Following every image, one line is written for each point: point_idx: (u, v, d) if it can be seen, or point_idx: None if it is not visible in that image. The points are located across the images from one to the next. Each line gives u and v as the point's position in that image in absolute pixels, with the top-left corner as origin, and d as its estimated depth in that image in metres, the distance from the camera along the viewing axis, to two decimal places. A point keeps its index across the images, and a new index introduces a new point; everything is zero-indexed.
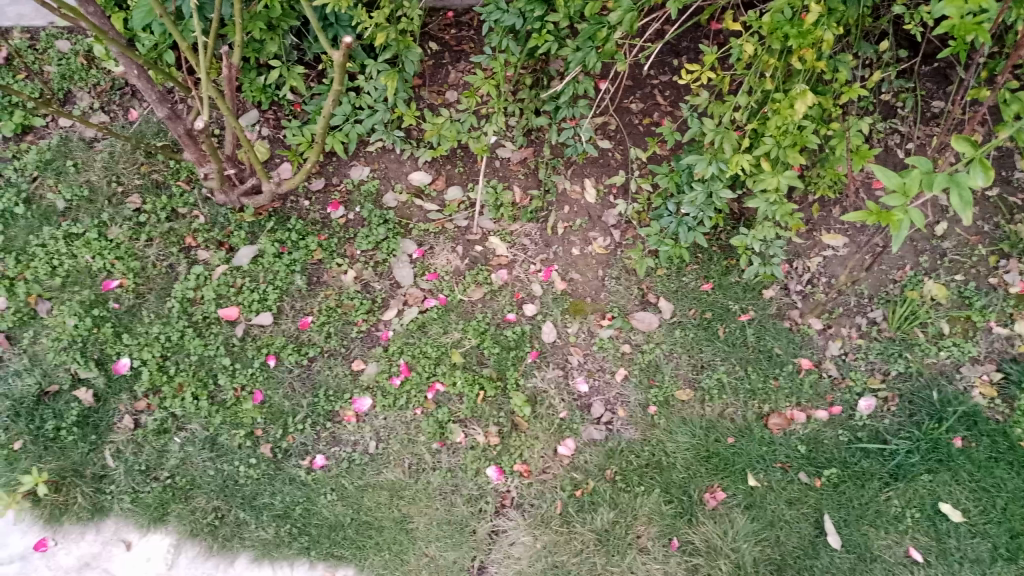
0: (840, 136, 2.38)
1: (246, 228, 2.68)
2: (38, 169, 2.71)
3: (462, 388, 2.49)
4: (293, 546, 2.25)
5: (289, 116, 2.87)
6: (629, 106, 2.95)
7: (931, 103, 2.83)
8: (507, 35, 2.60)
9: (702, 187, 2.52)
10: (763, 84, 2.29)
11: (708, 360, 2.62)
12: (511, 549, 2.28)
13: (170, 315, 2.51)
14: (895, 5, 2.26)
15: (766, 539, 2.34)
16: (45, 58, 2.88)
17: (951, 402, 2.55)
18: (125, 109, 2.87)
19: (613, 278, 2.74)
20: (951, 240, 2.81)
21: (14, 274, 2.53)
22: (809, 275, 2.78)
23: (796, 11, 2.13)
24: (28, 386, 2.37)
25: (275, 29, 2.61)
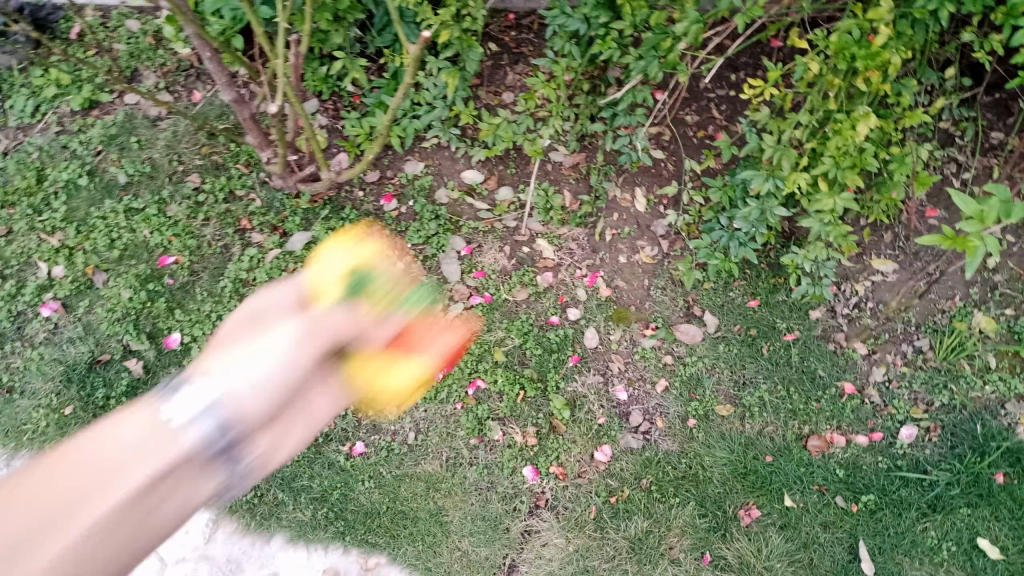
0: (900, 161, 2.30)
1: (300, 215, 2.70)
2: (102, 143, 2.77)
3: (502, 386, 2.50)
4: (330, 529, 2.28)
5: (348, 107, 2.90)
6: (684, 118, 2.94)
7: (991, 134, 2.78)
8: (569, 40, 2.59)
9: (756, 204, 2.51)
10: (826, 104, 2.26)
11: (750, 377, 2.60)
12: (544, 549, 2.29)
13: (221, 295, 2.55)
14: (966, 32, 2.20)
15: (799, 561, 2.33)
16: (115, 36, 2.94)
17: (995, 437, 2.52)
18: (189, 91, 2.89)
19: (658, 288, 2.74)
20: (1003, 272, 2.74)
21: (73, 244, 2.60)
22: (857, 298, 2.75)
23: (864, 33, 2.11)
24: (81, 353, 2.44)
25: (340, 20, 2.61)
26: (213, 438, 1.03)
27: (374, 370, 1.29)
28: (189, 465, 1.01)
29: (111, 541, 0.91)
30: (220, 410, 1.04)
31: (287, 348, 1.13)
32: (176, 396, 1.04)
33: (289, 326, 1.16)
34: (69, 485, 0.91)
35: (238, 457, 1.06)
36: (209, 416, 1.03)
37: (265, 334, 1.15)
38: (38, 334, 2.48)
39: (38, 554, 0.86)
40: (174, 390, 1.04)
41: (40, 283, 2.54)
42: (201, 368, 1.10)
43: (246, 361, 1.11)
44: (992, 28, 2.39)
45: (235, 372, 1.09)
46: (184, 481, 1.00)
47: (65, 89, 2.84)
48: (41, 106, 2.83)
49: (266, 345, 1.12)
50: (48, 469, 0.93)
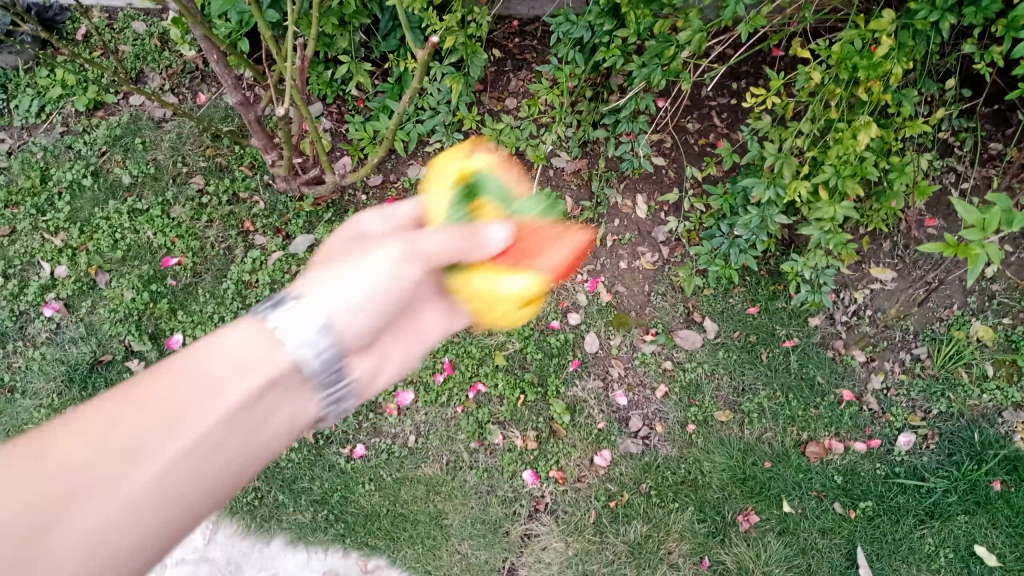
0: (899, 171, 2.32)
1: (303, 217, 2.70)
2: (107, 144, 2.78)
3: (503, 390, 2.50)
4: (329, 532, 2.29)
5: (353, 111, 2.92)
6: (686, 125, 2.95)
7: (990, 145, 2.80)
8: (573, 47, 2.60)
9: (756, 211, 2.49)
10: (827, 113, 2.27)
11: (749, 383, 2.62)
12: (543, 553, 2.31)
13: (224, 296, 2.56)
14: (967, 44, 2.22)
15: (797, 566, 2.35)
16: (121, 37, 2.95)
17: (992, 444, 2.53)
18: (194, 92, 2.91)
19: (659, 294, 2.75)
20: (1001, 281, 2.73)
21: (77, 244, 2.61)
22: (856, 306, 2.75)
23: (866, 43, 2.13)
24: (83, 353, 2.46)
25: (346, 25, 2.62)
26: (314, 361, 1.04)
27: (481, 280, 1.25)
28: (234, 427, 0.95)
29: (149, 517, 0.85)
30: (329, 332, 1.06)
31: (389, 271, 1.15)
32: (276, 317, 1.03)
33: (388, 248, 1.17)
34: (110, 449, 0.85)
35: (335, 381, 1.08)
36: (310, 342, 1.03)
37: (367, 255, 1.16)
38: (40, 334, 2.49)
39: (85, 510, 0.81)
40: (277, 309, 1.04)
41: (43, 283, 2.55)
42: (302, 285, 1.11)
43: (348, 282, 1.12)
44: (992, 40, 2.40)
45: (338, 293, 1.10)
46: (225, 444, 0.93)
47: (70, 90, 2.85)
48: (46, 107, 2.84)
49: (369, 267, 1.14)
50: (86, 422, 0.87)
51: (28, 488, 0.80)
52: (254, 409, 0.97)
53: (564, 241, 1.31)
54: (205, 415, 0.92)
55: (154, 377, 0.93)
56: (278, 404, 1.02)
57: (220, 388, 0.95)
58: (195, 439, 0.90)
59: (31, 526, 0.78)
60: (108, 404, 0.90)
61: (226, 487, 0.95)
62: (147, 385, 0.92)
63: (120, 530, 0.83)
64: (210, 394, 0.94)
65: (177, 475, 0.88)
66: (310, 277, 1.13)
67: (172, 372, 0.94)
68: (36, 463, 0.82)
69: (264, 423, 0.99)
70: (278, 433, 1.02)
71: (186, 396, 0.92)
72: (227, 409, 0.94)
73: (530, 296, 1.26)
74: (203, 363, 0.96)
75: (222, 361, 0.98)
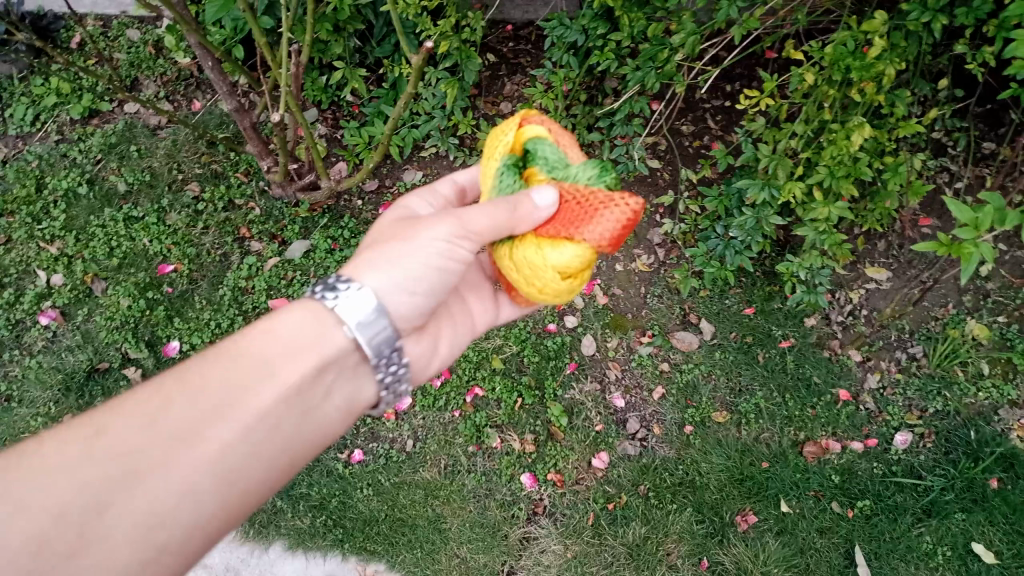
0: (893, 171, 2.33)
1: (300, 223, 2.70)
2: (102, 152, 2.78)
3: (500, 394, 2.51)
4: (328, 537, 2.30)
5: (348, 116, 2.93)
6: (681, 127, 2.96)
7: (983, 144, 2.82)
8: (567, 51, 2.61)
9: (751, 213, 2.51)
10: (821, 114, 2.28)
11: (746, 384, 2.62)
12: (542, 556, 2.31)
13: (221, 303, 2.56)
14: (958, 44, 2.23)
15: (796, 566, 2.35)
16: (116, 45, 2.95)
17: (989, 442, 2.53)
18: (189, 99, 2.90)
19: (655, 296, 2.75)
20: (995, 281, 2.74)
21: (73, 253, 2.61)
22: (852, 306, 2.76)
23: (859, 44, 2.13)
24: (79, 361, 2.46)
25: (340, 31, 2.63)
26: (368, 340, 1.21)
27: (529, 252, 1.23)
28: (278, 411, 1.10)
29: (196, 496, 1.01)
30: (383, 315, 1.21)
31: (439, 252, 1.28)
32: (337, 299, 1.19)
33: (440, 228, 1.27)
34: (163, 434, 1.01)
35: (389, 357, 1.25)
36: (364, 322, 1.19)
37: (419, 235, 1.28)
38: (37, 343, 2.50)
39: (144, 488, 0.97)
40: (337, 292, 1.19)
41: (39, 291, 2.55)
42: (359, 266, 1.26)
43: (401, 265, 1.26)
44: (984, 40, 2.41)
45: (391, 277, 1.25)
46: (269, 428, 1.09)
47: (65, 98, 2.86)
48: (41, 115, 2.85)
49: (419, 250, 1.27)
50: (144, 406, 1.04)
51: (87, 471, 0.96)
52: (297, 394, 1.13)
53: (610, 205, 1.17)
54: (252, 401, 1.08)
55: (208, 365, 1.10)
56: (321, 388, 1.18)
57: (266, 375, 1.11)
58: (239, 425, 1.06)
59: (92, 505, 0.94)
60: (163, 390, 1.06)
61: (270, 466, 1.10)
62: (201, 373, 1.08)
63: (174, 507, 0.99)
64: (256, 382, 1.10)
65: (223, 457, 1.04)
66: (368, 256, 1.28)
67: (226, 359, 1.11)
68: (95, 448, 0.98)
69: (306, 407, 1.15)
70: (322, 413, 1.18)
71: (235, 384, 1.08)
72: (270, 396, 1.10)
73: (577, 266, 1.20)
74: (254, 350, 1.13)
75: (271, 349, 1.14)
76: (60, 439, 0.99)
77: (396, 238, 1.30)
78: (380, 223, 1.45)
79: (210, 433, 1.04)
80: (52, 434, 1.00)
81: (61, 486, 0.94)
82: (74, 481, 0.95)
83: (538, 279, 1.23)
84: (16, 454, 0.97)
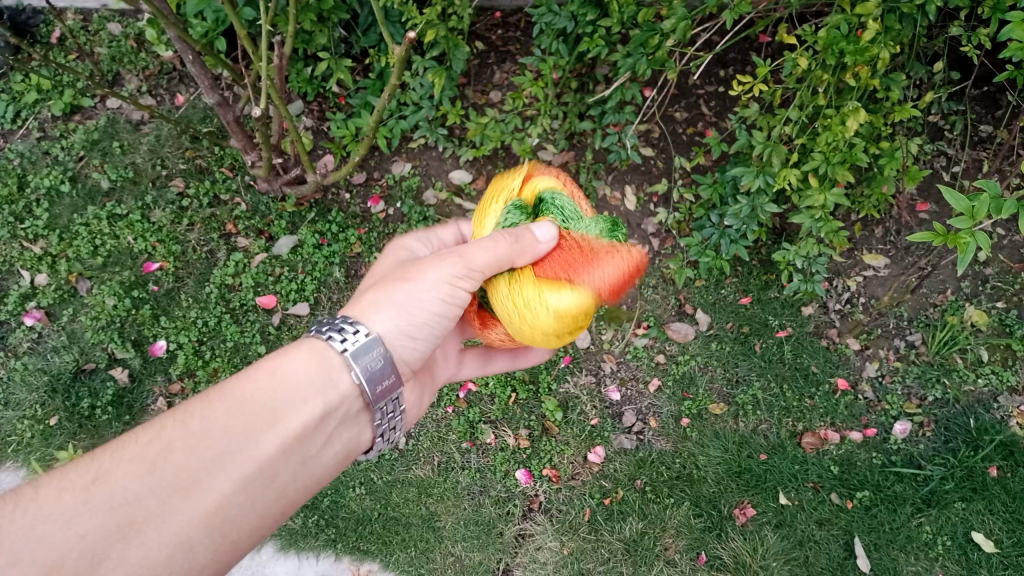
0: (890, 156, 2.27)
1: (287, 218, 2.66)
2: (84, 149, 2.72)
3: (493, 389, 2.46)
4: (321, 538, 2.27)
5: (334, 108, 2.87)
6: (674, 114, 2.87)
7: (980, 127, 2.76)
8: (557, 37, 2.52)
9: (746, 200, 2.41)
10: (815, 99, 2.21)
11: (743, 375, 2.58)
12: (538, 553, 2.29)
13: (208, 300, 2.53)
14: (954, 27, 2.17)
15: (795, 559, 2.32)
16: (96, 40, 2.88)
17: (988, 430, 2.49)
18: (172, 94, 2.86)
19: (650, 288, 2.68)
20: (994, 265, 2.68)
21: (57, 252, 2.56)
22: (849, 294, 2.69)
23: (853, 27, 2.07)
24: (65, 362, 2.42)
25: (325, 21, 2.56)
26: (373, 389, 1.17)
27: (525, 292, 1.18)
28: (280, 459, 1.06)
29: (190, 547, 0.96)
30: (387, 367, 1.17)
31: (443, 297, 1.24)
32: (346, 343, 1.15)
33: (444, 267, 1.24)
34: (163, 482, 0.96)
35: (387, 406, 1.22)
36: (370, 370, 1.16)
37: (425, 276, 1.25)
38: (22, 344, 2.45)
39: (140, 538, 0.93)
40: (344, 337, 1.16)
41: (22, 292, 2.50)
42: (363, 307, 1.24)
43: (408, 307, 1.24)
44: (978, 22, 2.38)
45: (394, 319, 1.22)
46: (269, 477, 1.05)
47: (46, 95, 2.78)
48: (21, 112, 2.77)
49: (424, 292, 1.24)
50: (145, 449, 0.99)
51: (84, 520, 0.91)
52: (299, 441, 1.08)
53: (616, 257, 1.17)
54: (254, 449, 1.03)
55: (210, 407, 1.04)
56: (323, 435, 1.13)
57: (269, 421, 1.06)
58: (238, 476, 1.01)
59: (85, 557, 0.90)
60: (163, 435, 1.01)
61: (266, 516, 1.05)
62: (205, 417, 1.03)
63: (168, 560, 0.94)
64: (259, 427, 1.05)
65: (221, 508, 0.99)
66: (373, 296, 1.25)
67: (230, 402, 1.06)
68: (93, 495, 0.93)
69: (306, 455, 1.10)
70: (320, 460, 1.13)
71: (237, 430, 1.03)
72: (271, 444, 1.05)
73: (575, 319, 1.16)
74: (260, 394, 1.08)
75: (273, 392, 1.09)
76: (56, 485, 0.94)
77: (399, 280, 1.29)
78: (381, 264, 1.41)
79: (207, 482, 0.99)
80: (50, 477, 0.95)
81: (55, 537, 0.89)
82: (69, 532, 0.90)
83: (532, 324, 1.17)
84: (10, 501, 0.92)
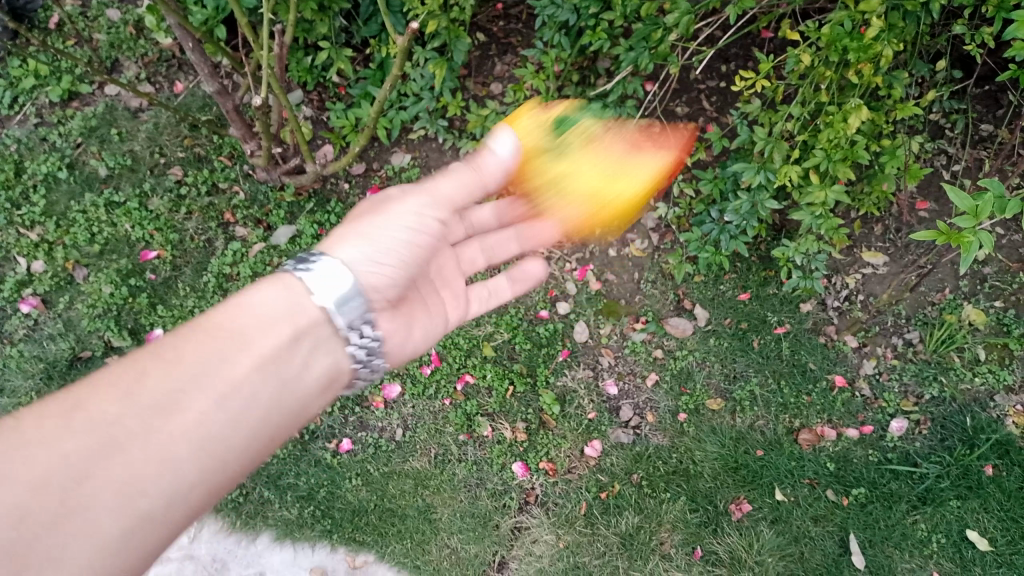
0: (891, 154, 2.27)
1: (285, 208, 2.65)
2: (82, 135, 2.70)
3: (491, 381, 2.46)
4: (317, 528, 2.27)
5: (334, 98, 2.86)
6: (675, 109, 2.86)
7: (980, 126, 2.75)
8: (559, 30, 2.50)
9: (747, 196, 2.41)
10: (818, 96, 2.20)
11: (741, 371, 2.58)
12: (534, 546, 2.29)
13: (205, 289, 2.52)
14: (957, 25, 2.17)
15: (790, 555, 2.33)
16: (95, 26, 2.86)
17: (984, 429, 2.50)
18: (171, 81, 2.84)
19: (648, 282, 2.68)
20: (992, 265, 2.68)
21: (53, 239, 2.54)
22: (848, 291, 2.69)
23: (857, 24, 2.06)
24: (62, 350, 2.41)
25: (325, 10, 2.54)
26: (341, 315, 1.27)
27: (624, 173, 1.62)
28: (259, 378, 1.15)
29: (175, 463, 1.03)
30: (357, 287, 1.27)
31: (411, 223, 1.38)
32: (309, 270, 1.27)
33: (412, 200, 1.40)
34: (143, 405, 1.04)
35: (361, 334, 1.30)
36: (335, 297, 1.26)
37: (393, 209, 1.38)
38: (18, 331, 2.44)
39: (126, 456, 1.00)
40: (308, 266, 1.27)
41: (19, 279, 2.48)
42: (332, 242, 1.33)
43: (377, 238, 1.33)
44: (982, 20, 2.37)
45: (365, 248, 1.31)
46: (244, 397, 1.12)
47: (43, 80, 2.76)
48: (18, 98, 2.75)
49: (395, 219, 1.36)
50: (124, 377, 1.07)
51: (63, 442, 0.98)
52: (272, 362, 1.17)
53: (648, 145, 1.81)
54: (232, 367, 1.13)
55: (182, 338, 1.14)
56: (298, 357, 1.22)
57: (242, 344, 1.16)
58: (216, 396, 1.10)
59: (72, 475, 0.96)
60: (136, 364, 1.09)
61: (247, 438, 1.13)
62: (177, 348, 1.12)
63: (154, 473, 1.01)
64: (233, 351, 1.15)
65: (201, 425, 1.07)
66: (342, 233, 1.34)
67: (201, 334, 1.15)
68: (73, 421, 1.00)
69: (283, 378, 1.18)
70: (302, 382, 1.22)
71: (209, 356, 1.13)
72: (246, 363, 1.15)
73: (644, 193, 1.67)
74: (230, 324, 1.18)
75: (241, 321, 1.19)
76: (34, 416, 1.00)
77: (365, 214, 1.38)
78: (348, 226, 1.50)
79: (185, 403, 1.07)
80: (22, 415, 1.01)
81: (36, 457, 0.95)
82: (53, 454, 0.96)
83: (610, 197, 1.58)
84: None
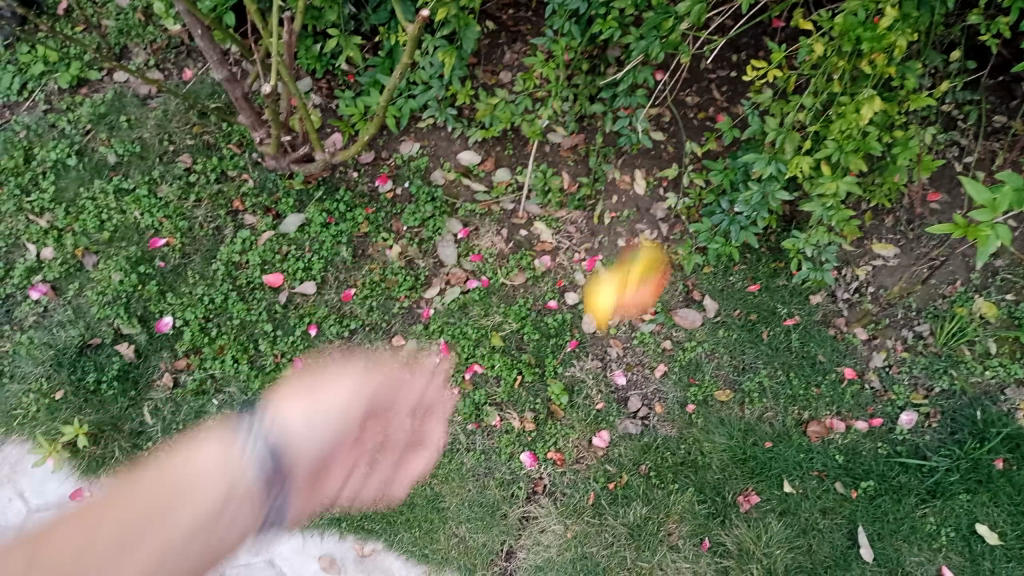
0: (903, 145, 2.25)
1: (294, 196, 2.65)
2: (91, 122, 2.70)
3: (500, 370, 2.46)
4: (325, 516, 2.26)
5: (343, 86, 2.85)
6: (685, 99, 2.84)
7: (994, 117, 2.71)
8: (570, 18, 2.48)
9: (757, 187, 2.40)
10: (830, 86, 2.19)
11: (750, 362, 2.57)
12: (542, 536, 2.29)
13: (214, 277, 2.52)
14: (972, 15, 2.14)
15: (799, 547, 2.32)
16: (104, 12, 2.85)
17: (995, 422, 2.48)
18: (180, 68, 2.84)
19: (658, 273, 2.68)
20: (1005, 257, 2.66)
21: (63, 226, 2.54)
22: (858, 283, 2.69)
23: (871, 13, 2.04)
24: (71, 337, 2.40)
25: None
26: (268, 489, 1.19)
27: None
28: (199, 536, 1.08)
29: None
30: (281, 455, 1.21)
31: (344, 404, 1.32)
32: (245, 433, 1.21)
33: (346, 381, 1.37)
34: (88, 561, 1.00)
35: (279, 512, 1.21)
36: (268, 464, 1.20)
37: (328, 384, 1.34)
38: (27, 318, 2.43)
39: None
40: (247, 430, 1.22)
41: (28, 265, 2.48)
42: (262, 410, 1.27)
43: (312, 408, 1.29)
44: (997, 10, 2.35)
45: (296, 418, 1.26)
46: (184, 553, 1.06)
47: (52, 67, 2.76)
48: (28, 84, 2.74)
49: (328, 396, 1.31)
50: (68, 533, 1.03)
51: None
52: (212, 521, 1.11)
53: None
54: (172, 521, 1.07)
55: (129, 493, 1.09)
56: (234, 518, 1.14)
57: (183, 498, 1.10)
58: (159, 551, 1.04)
59: None
60: (84, 520, 1.05)
61: None
62: (125, 502, 1.08)
63: None
64: (179, 502, 1.09)
65: None
66: (273, 401, 1.28)
67: (144, 486, 1.10)
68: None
69: (217, 538, 1.11)
70: (234, 540, 1.14)
71: (154, 509, 1.08)
72: (189, 517, 1.08)
73: None
74: (174, 476, 1.13)
75: (182, 477, 1.13)
76: None
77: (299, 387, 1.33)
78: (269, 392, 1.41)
79: (128, 558, 1.02)
80: None
81: None
82: None
83: None
84: None
